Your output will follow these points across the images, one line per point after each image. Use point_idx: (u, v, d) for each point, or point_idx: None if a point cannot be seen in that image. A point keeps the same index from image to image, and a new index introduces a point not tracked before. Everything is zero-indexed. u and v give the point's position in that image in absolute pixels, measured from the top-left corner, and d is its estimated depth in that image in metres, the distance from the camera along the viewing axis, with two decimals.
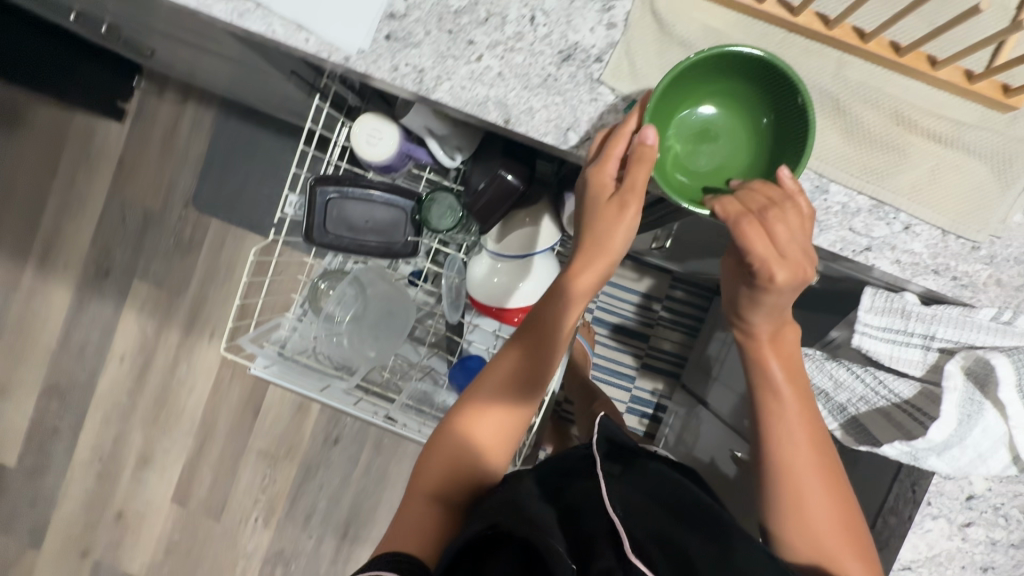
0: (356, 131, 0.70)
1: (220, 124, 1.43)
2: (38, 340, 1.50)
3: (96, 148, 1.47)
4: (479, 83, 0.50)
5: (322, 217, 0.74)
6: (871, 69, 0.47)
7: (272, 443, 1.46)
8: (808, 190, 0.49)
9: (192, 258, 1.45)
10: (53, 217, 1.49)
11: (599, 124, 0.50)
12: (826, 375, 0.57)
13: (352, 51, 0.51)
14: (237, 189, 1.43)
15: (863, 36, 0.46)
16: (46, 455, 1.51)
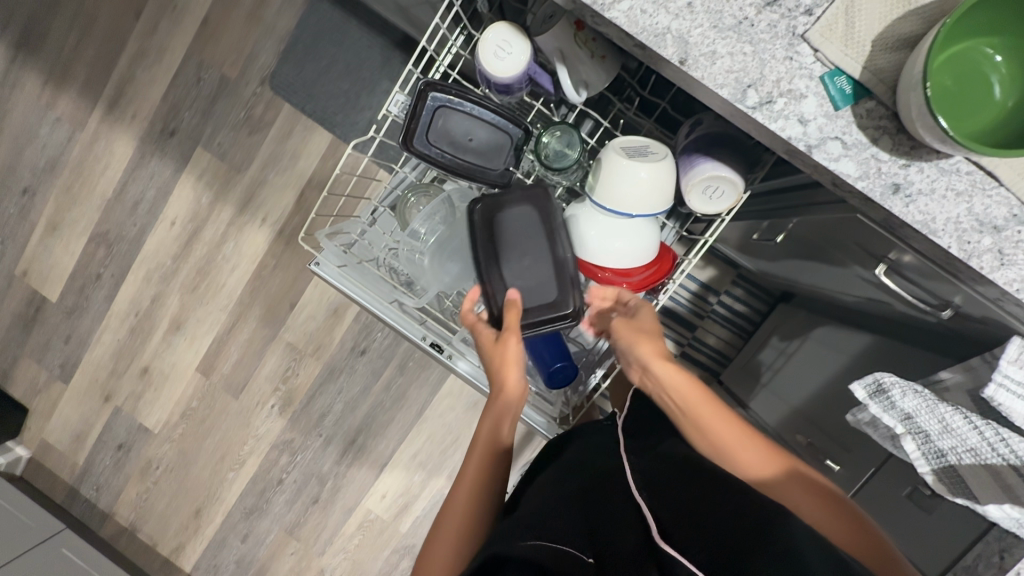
0: (484, 38, 0.63)
1: (312, 4, 1.35)
2: (94, 186, 1.50)
3: (181, 2, 1.41)
4: (663, 10, 0.44)
5: (425, 125, 0.70)
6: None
7: (301, 339, 1.48)
8: (1002, 217, 0.43)
9: (257, 139, 1.42)
10: (127, 64, 1.45)
11: (787, 88, 0.44)
12: (935, 417, 0.52)
13: None
14: (316, 77, 1.37)
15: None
16: (86, 299, 1.55)
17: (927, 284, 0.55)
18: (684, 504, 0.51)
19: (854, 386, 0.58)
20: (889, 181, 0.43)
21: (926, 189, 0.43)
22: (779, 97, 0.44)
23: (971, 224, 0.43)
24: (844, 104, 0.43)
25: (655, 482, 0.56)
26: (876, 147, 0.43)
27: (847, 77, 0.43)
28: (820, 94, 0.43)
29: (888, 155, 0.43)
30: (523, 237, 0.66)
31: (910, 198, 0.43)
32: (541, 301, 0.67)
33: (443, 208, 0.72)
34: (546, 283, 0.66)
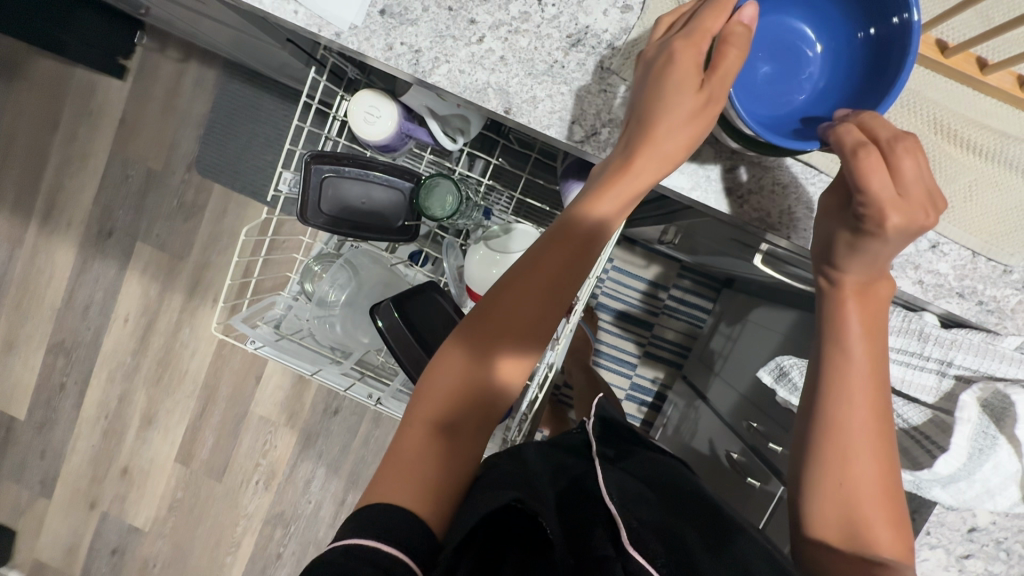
0: (352, 108, 0.65)
1: (223, 85, 1.38)
2: (43, 298, 1.50)
3: (96, 106, 1.43)
4: (480, 66, 0.46)
5: (316, 197, 0.71)
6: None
7: (272, 411, 1.48)
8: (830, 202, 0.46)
9: (194, 224, 1.43)
10: (55, 174, 1.46)
11: (608, 118, 0.46)
12: None
13: (344, 27, 0.47)
14: (240, 154, 1.39)
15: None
16: (54, 411, 1.54)
17: (801, 265, 0.58)
18: (664, 532, 0.46)
19: (760, 373, 0.60)
20: (721, 186, 0.46)
21: (756, 189, 0.45)
22: (602, 127, 0.46)
23: (803, 212, 0.46)
24: None
25: (629, 495, 0.50)
26: (701, 158, 0.46)
27: None
28: None
29: (713, 164, 0.46)
30: (433, 320, 0.70)
31: (744, 199, 0.46)
32: None
33: (345, 271, 0.73)
34: None
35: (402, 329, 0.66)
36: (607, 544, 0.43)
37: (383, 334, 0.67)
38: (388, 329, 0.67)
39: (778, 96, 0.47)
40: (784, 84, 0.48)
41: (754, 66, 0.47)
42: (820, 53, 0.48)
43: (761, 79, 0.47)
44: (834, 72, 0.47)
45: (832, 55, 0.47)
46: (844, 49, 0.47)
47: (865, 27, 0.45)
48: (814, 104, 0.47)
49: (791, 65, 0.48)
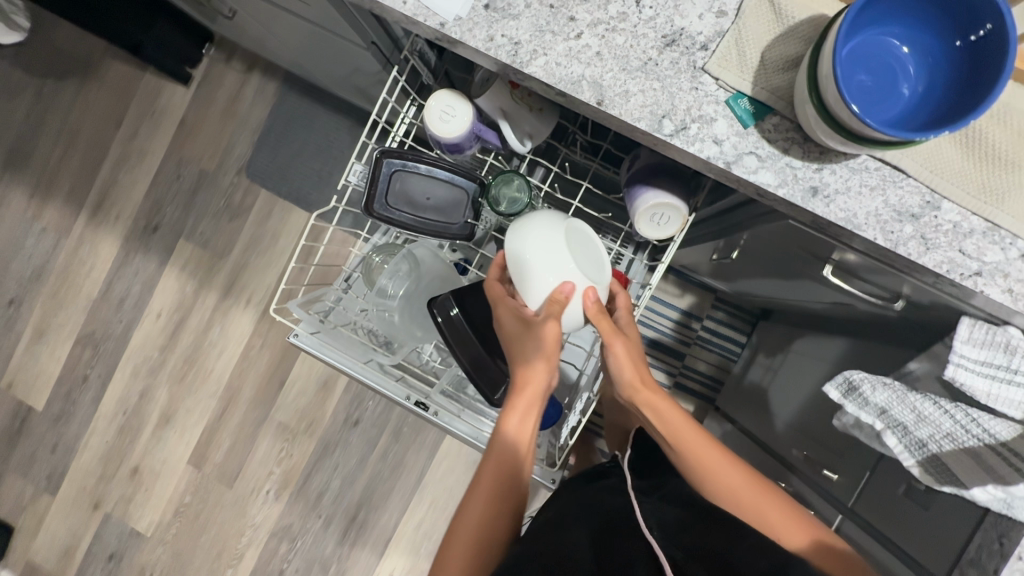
0: (429, 106, 0.68)
1: (282, 96, 1.44)
2: (80, 289, 1.52)
3: (158, 109, 1.50)
4: (576, 60, 0.49)
5: (383, 190, 0.73)
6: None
7: (292, 418, 1.46)
8: (917, 205, 0.45)
9: (237, 226, 1.46)
10: (110, 171, 1.51)
11: (698, 114, 0.47)
12: (907, 407, 0.52)
13: (450, 17, 0.50)
14: (290, 162, 1.44)
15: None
16: (73, 404, 1.53)
17: (874, 275, 0.57)
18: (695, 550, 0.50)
19: (827, 387, 0.59)
20: (807, 185, 0.46)
21: (843, 188, 0.46)
22: (693, 121, 0.47)
23: (890, 215, 0.46)
24: (750, 122, 0.47)
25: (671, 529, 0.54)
26: (789, 156, 0.47)
27: (748, 98, 0.47)
28: (728, 116, 0.47)
29: (802, 162, 0.46)
30: (490, 317, 0.69)
31: (829, 198, 0.46)
32: None
33: (406, 261, 0.74)
34: None
35: (463, 326, 0.67)
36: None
37: (441, 330, 0.67)
38: (444, 321, 0.67)
39: (877, 106, 0.47)
40: (882, 92, 0.47)
41: (851, 77, 0.46)
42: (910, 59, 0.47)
43: (861, 89, 0.46)
44: (930, 68, 0.46)
45: (927, 59, 0.47)
46: (935, 56, 0.46)
47: (960, 31, 0.45)
48: (916, 105, 0.47)
49: (884, 72, 0.47)
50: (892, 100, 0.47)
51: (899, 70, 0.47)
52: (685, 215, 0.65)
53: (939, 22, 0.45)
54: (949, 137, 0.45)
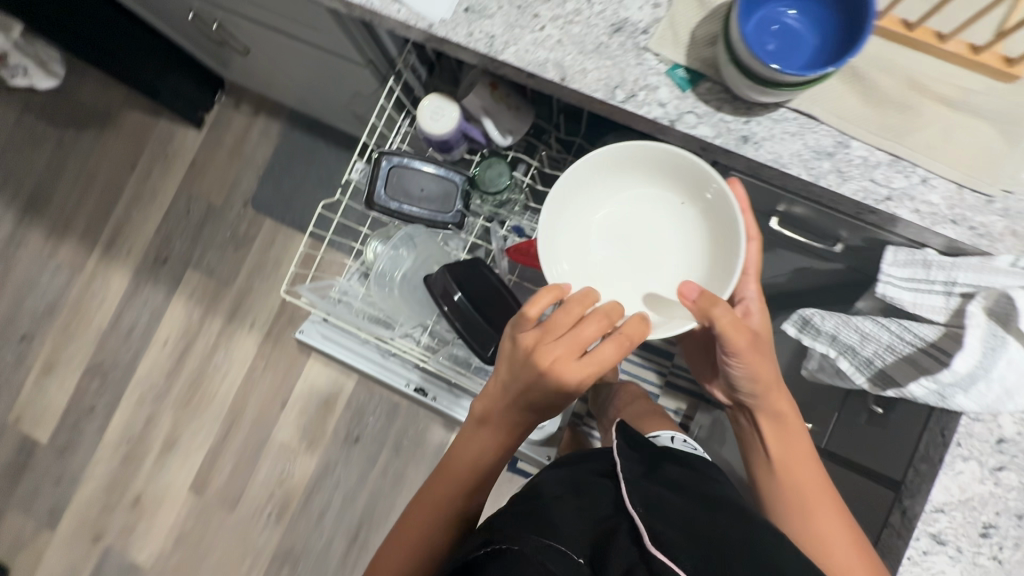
0: (422, 108, 0.78)
1: (286, 134, 1.57)
2: (90, 321, 1.58)
3: (171, 151, 1.62)
4: (541, 48, 0.59)
5: (382, 184, 0.82)
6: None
7: (294, 437, 1.48)
8: (831, 144, 0.54)
9: (242, 253, 1.55)
10: (124, 209, 1.62)
11: (644, 84, 0.57)
12: (852, 330, 0.58)
13: (436, 20, 0.60)
14: (294, 193, 1.55)
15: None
16: (77, 434, 1.55)
17: (816, 223, 0.65)
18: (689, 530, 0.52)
19: (786, 326, 0.66)
20: (739, 135, 0.56)
21: (768, 135, 0.55)
22: (641, 89, 0.57)
23: (810, 154, 0.54)
24: (688, 87, 0.56)
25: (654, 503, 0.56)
26: (721, 113, 0.56)
27: (684, 68, 0.56)
28: (669, 84, 0.57)
29: (733, 116, 0.56)
30: (481, 291, 0.76)
31: (758, 144, 0.55)
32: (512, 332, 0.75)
33: (405, 245, 0.83)
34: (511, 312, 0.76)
35: (467, 313, 0.74)
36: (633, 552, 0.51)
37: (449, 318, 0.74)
38: (448, 302, 0.74)
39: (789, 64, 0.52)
40: (792, 47, 0.53)
41: (761, 45, 0.52)
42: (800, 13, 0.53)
43: (775, 53, 0.52)
44: (818, 24, 0.52)
45: (812, 7, 0.52)
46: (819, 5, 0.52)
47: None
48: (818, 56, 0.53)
49: (784, 32, 0.53)
50: (798, 56, 0.53)
51: (794, 30, 0.53)
52: None
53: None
54: (851, 89, 0.54)
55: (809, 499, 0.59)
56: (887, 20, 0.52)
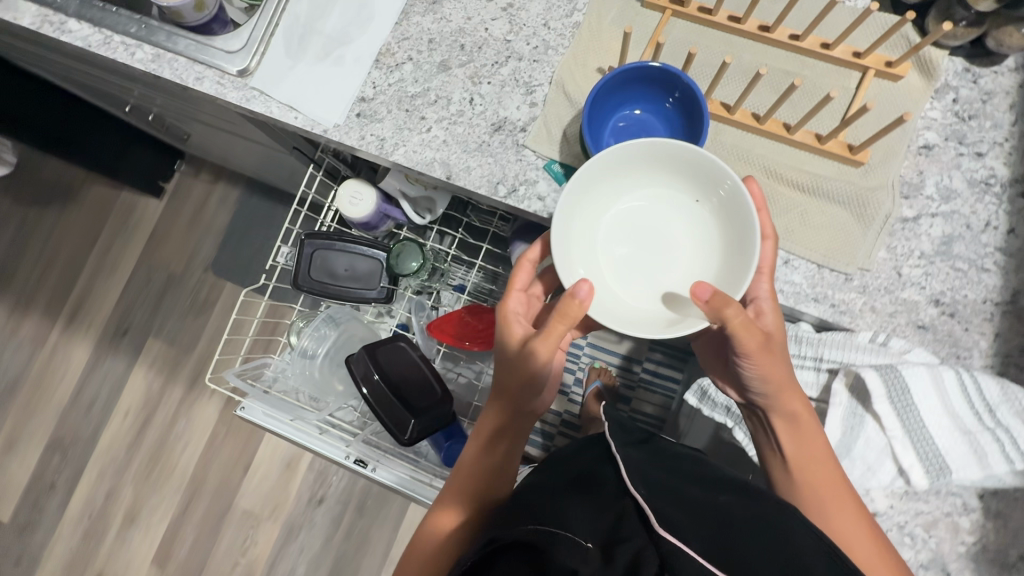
0: (340, 194, 0.81)
1: (244, 200, 1.60)
2: (52, 395, 1.59)
3: (133, 222, 1.66)
4: (428, 148, 0.62)
5: (307, 267, 0.84)
6: (781, 55, 0.58)
7: (256, 503, 1.47)
8: None
9: (203, 319, 1.57)
10: (87, 281, 1.64)
11: (523, 179, 0.60)
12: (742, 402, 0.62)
13: (329, 124, 0.64)
14: (253, 256, 1.57)
15: (740, 20, 0.58)
16: (38, 512, 1.53)
17: None
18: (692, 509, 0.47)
19: (687, 396, 0.68)
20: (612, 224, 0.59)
21: None
22: (521, 184, 0.60)
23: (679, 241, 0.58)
24: (563, 180, 0.60)
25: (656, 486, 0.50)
26: None
27: (559, 163, 0.60)
28: (546, 177, 0.60)
29: None
30: (398, 366, 0.78)
31: None
32: (429, 399, 0.78)
33: (327, 324, 0.83)
34: (427, 382, 0.79)
35: (381, 388, 0.75)
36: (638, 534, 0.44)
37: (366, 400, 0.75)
38: (363, 384, 0.75)
39: None
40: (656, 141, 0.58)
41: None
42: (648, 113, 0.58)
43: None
44: (666, 119, 0.58)
45: (653, 104, 0.58)
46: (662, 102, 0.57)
47: (663, 87, 0.55)
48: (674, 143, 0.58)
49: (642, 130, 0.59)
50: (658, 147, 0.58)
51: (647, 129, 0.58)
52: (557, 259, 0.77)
53: (644, 88, 0.56)
54: None
55: (831, 501, 0.48)
56: (739, 114, 0.56)
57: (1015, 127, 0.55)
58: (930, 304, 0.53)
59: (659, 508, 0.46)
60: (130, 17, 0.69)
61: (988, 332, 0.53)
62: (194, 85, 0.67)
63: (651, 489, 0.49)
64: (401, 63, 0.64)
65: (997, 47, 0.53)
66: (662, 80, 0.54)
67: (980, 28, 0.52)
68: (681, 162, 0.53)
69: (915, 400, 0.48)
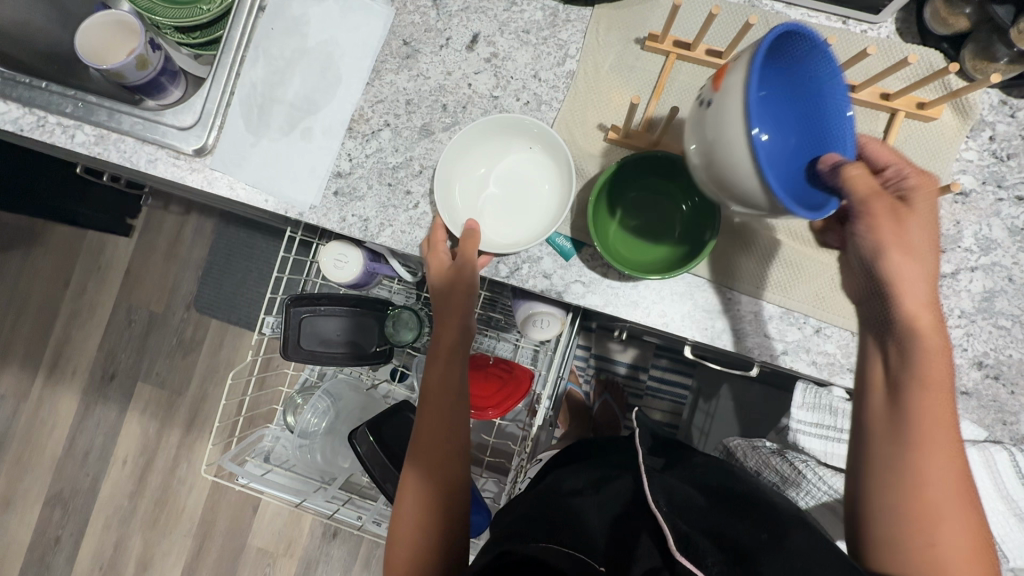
0: (321, 257, 0.73)
1: (220, 230, 1.49)
2: (44, 449, 1.53)
3: (104, 262, 1.54)
4: (417, 227, 0.57)
5: (295, 334, 0.75)
6: None
7: (269, 542, 1.45)
8: (722, 301, 0.53)
9: (192, 359, 1.51)
10: (64, 328, 1.55)
11: (526, 255, 0.55)
12: (772, 470, 0.59)
13: (305, 207, 0.58)
14: (237, 291, 1.48)
15: None
16: (47, 567, 1.50)
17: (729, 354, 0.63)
18: (718, 532, 0.42)
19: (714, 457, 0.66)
20: (628, 300, 0.54)
21: (656, 298, 0.53)
22: (524, 261, 0.55)
23: (701, 312, 0.53)
24: (571, 256, 0.54)
25: (680, 501, 0.45)
26: (608, 279, 0.54)
27: (564, 236, 0.54)
28: (551, 252, 0.55)
29: (618, 280, 0.54)
30: (406, 441, 0.72)
31: (648, 308, 0.54)
32: None
33: (324, 399, 0.80)
34: None
35: (382, 458, 0.68)
36: (654, 557, 0.41)
37: (362, 462, 0.68)
38: (357, 446, 0.69)
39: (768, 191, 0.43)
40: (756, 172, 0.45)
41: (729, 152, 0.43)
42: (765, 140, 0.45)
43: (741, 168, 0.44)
44: None
45: None
46: (786, 145, 0.45)
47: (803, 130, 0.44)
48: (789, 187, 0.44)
49: None
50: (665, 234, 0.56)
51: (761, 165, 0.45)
52: (563, 316, 0.70)
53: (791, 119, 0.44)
54: (734, 248, 0.53)
55: (946, 487, 0.35)
56: None
57: None
58: (973, 368, 0.50)
59: (684, 533, 0.42)
60: (63, 95, 0.60)
61: None
62: (147, 169, 0.60)
63: (674, 508, 0.44)
64: (378, 130, 0.58)
65: None
66: (815, 120, 0.42)
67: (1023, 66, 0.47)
68: (537, 131, 0.54)
69: None
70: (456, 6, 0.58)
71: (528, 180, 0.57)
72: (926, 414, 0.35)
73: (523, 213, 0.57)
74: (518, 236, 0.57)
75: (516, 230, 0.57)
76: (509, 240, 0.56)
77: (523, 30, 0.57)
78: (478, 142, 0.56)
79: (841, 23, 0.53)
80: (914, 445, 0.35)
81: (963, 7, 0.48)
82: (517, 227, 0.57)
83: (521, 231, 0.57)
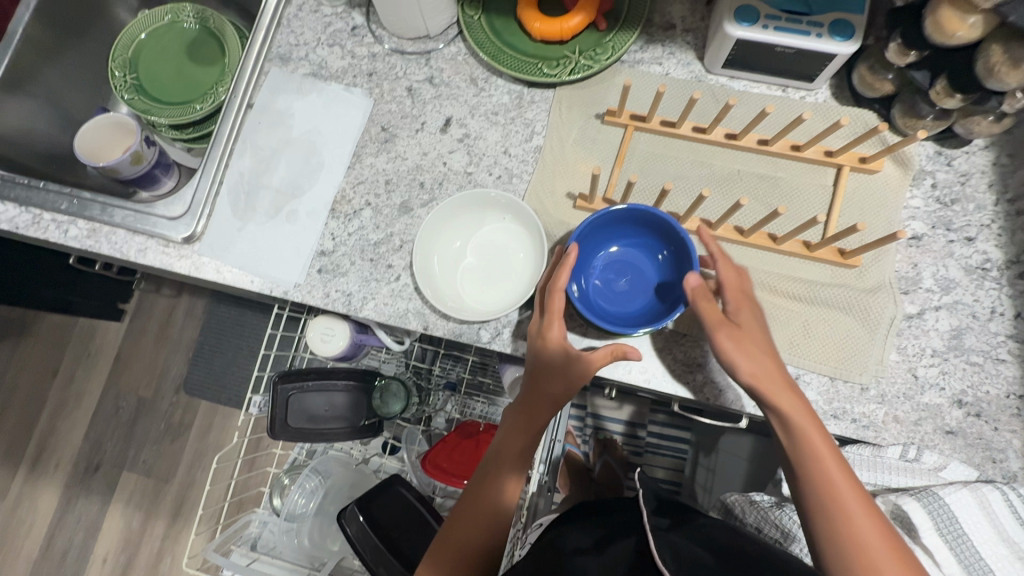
0: (309, 334, 0.73)
1: (211, 309, 1.50)
2: (19, 551, 1.45)
3: (94, 348, 1.53)
4: (399, 298, 0.58)
5: (283, 412, 0.75)
6: (750, 158, 0.57)
7: None
8: (699, 355, 0.54)
9: (180, 443, 1.47)
10: (48, 418, 1.51)
11: (506, 320, 0.57)
12: (772, 525, 0.58)
13: (289, 285, 0.59)
14: (227, 370, 1.45)
15: (705, 130, 0.56)
16: None
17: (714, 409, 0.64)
18: None
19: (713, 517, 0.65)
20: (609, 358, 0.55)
21: (636, 355, 0.55)
22: (504, 325, 0.56)
23: (681, 367, 0.54)
24: None
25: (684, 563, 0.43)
26: (588, 338, 0.55)
27: None
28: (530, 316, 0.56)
29: (598, 339, 0.55)
30: (398, 519, 0.69)
31: (629, 366, 0.54)
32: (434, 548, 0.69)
33: (312, 477, 0.78)
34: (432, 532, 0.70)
35: (375, 538, 0.66)
36: None
37: (353, 544, 0.65)
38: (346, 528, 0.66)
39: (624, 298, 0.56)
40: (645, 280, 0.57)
41: (606, 287, 0.57)
42: (632, 252, 0.57)
43: (622, 292, 0.57)
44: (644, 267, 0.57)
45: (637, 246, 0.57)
46: (654, 250, 0.57)
47: (662, 238, 0.55)
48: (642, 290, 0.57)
49: (619, 266, 0.57)
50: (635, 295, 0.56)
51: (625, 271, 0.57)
52: None
53: (643, 231, 0.55)
54: None
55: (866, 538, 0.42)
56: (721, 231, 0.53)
57: (998, 207, 0.54)
58: (953, 407, 0.50)
59: None
60: (59, 193, 0.63)
61: (1019, 429, 0.50)
62: (137, 258, 0.62)
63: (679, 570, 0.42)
64: (359, 209, 0.61)
65: (966, 133, 0.53)
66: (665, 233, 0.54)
67: (947, 121, 0.52)
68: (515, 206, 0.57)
69: (964, 527, 0.46)
70: (429, 95, 0.63)
71: (502, 247, 0.60)
72: (829, 475, 0.44)
73: (498, 277, 0.59)
74: (492, 301, 0.58)
75: (489, 295, 0.59)
76: (483, 306, 0.58)
77: (492, 113, 0.61)
78: (457, 214, 0.58)
79: (781, 91, 0.58)
80: (829, 498, 0.43)
81: (886, 74, 0.52)
82: (490, 291, 0.59)
83: (495, 296, 0.58)
